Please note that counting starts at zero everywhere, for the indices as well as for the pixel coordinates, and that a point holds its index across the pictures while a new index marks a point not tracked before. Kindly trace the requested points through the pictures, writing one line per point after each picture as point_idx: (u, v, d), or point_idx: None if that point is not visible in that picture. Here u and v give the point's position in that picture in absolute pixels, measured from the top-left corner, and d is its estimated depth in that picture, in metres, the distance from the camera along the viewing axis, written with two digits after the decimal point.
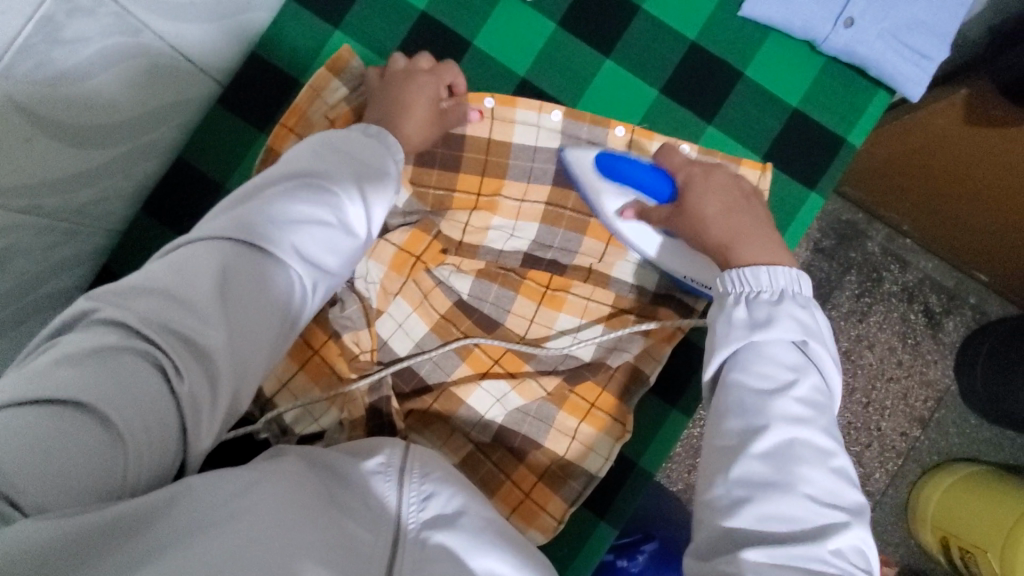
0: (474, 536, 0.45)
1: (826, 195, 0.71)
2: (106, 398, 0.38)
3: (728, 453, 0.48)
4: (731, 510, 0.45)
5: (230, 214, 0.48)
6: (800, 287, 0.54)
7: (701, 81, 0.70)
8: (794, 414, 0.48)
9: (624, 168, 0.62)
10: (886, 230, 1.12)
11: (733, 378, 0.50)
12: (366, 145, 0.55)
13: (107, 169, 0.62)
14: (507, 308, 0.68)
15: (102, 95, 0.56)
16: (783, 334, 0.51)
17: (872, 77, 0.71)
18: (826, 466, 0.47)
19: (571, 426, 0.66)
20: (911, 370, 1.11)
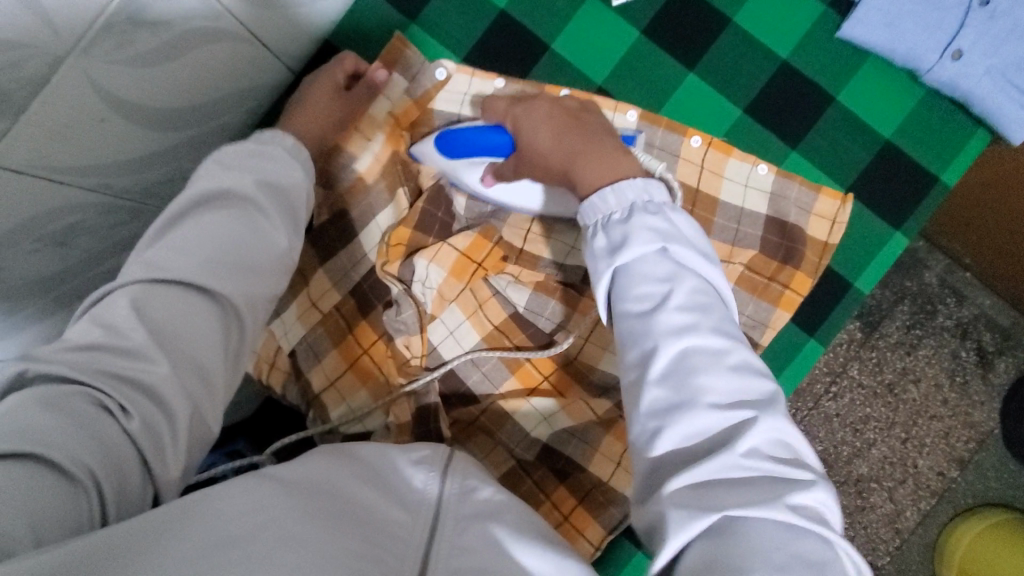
0: (516, 531, 0.42)
1: (912, 235, 0.66)
2: (54, 445, 0.36)
3: (632, 390, 0.43)
4: (649, 444, 0.41)
5: (144, 257, 0.46)
6: (651, 194, 0.48)
7: (788, 103, 0.66)
8: (676, 325, 0.42)
9: (461, 138, 0.59)
10: (945, 261, 1.06)
11: (616, 311, 0.45)
12: (276, 160, 0.52)
13: (176, 151, 0.62)
14: (563, 325, 0.66)
15: (176, 79, 0.55)
16: (642, 247, 0.45)
17: (973, 114, 0.65)
18: (725, 366, 0.42)
19: (617, 452, 0.64)
20: (956, 410, 1.06)
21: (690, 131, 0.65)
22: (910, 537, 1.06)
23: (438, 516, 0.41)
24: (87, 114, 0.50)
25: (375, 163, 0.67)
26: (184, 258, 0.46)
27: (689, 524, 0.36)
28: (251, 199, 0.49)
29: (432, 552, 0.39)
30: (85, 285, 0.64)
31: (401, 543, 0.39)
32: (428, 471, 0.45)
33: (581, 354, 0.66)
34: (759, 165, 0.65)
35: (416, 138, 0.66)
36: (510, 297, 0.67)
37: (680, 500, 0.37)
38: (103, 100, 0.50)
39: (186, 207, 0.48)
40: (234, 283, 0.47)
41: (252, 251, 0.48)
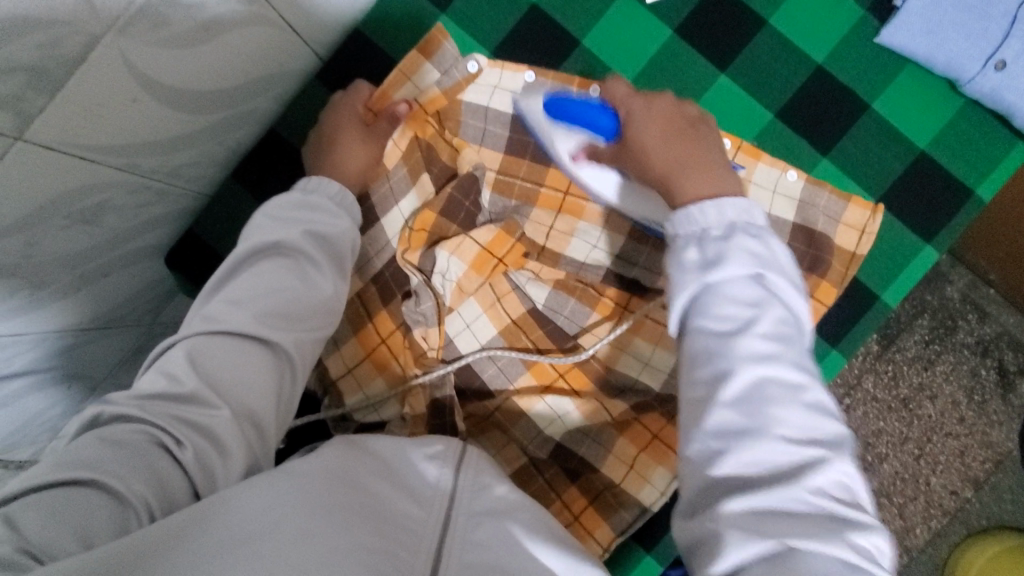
0: (531, 533, 0.43)
1: (943, 249, 0.65)
2: (114, 474, 0.41)
3: (698, 406, 0.45)
4: (709, 461, 0.43)
5: (203, 312, 0.51)
6: (752, 217, 0.49)
7: (821, 108, 0.65)
8: (757, 352, 0.44)
9: (570, 108, 0.56)
10: (969, 276, 1.03)
11: (693, 326, 0.47)
12: (322, 209, 0.56)
13: (204, 134, 0.63)
14: (581, 324, 0.66)
15: (208, 63, 0.55)
16: (737, 270, 0.46)
17: (1013, 127, 0.64)
18: (799, 402, 0.44)
19: (630, 454, 0.64)
20: (973, 429, 1.04)
21: (720, 135, 0.64)
22: (916, 554, 1.05)
23: (452, 511, 0.43)
24: (121, 96, 0.50)
25: (395, 150, 0.66)
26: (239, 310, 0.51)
27: (747, 545, 0.39)
28: (302, 250, 0.54)
29: (445, 546, 0.40)
30: (110, 263, 0.64)
31: (414, 535, 0.40)
32: (441, 466, 0.47)
33: (598, 353, 0.66)
34: (788, 172, 0.64)
35: (441, 132, 0.67)
36: (530, 293, 0.68)
37: (738, 521, 0.40)
38: (137, 82, 0.51)
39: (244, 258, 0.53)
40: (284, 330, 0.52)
41: (301, 297, 0.53)
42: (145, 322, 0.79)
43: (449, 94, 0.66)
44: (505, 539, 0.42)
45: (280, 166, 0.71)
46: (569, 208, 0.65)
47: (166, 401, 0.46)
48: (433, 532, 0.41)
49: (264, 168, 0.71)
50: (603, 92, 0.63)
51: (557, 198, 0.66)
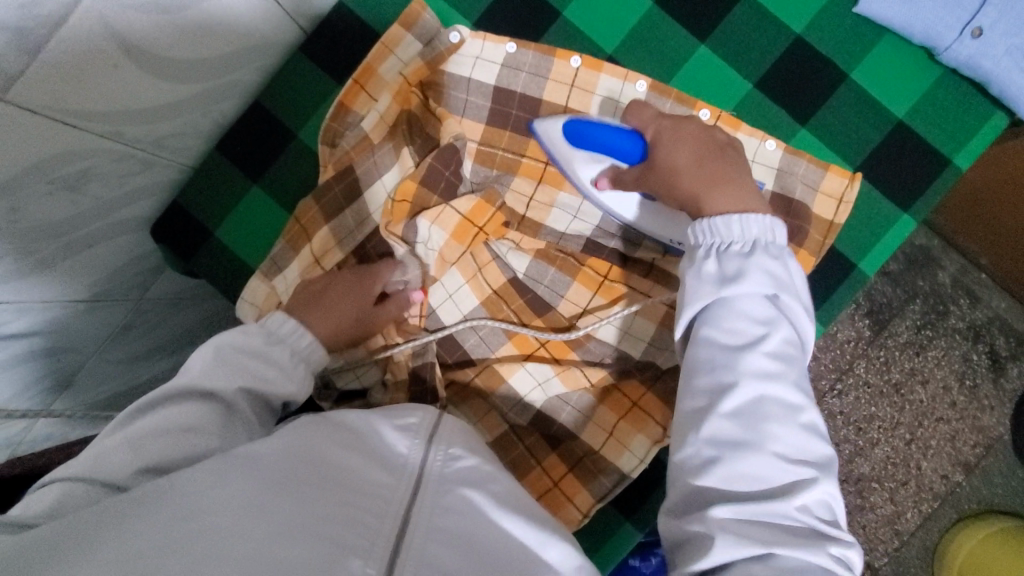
0: (498, 501, 0.44)
1: (920, 218, 0.65)
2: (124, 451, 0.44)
3: (697, 414, 0.46)
4: (702, 469, 0.45)
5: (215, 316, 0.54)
6: (774, 236, 0.50)
7: (800, 79, 0.65)
8: (761, 369, 0.46)
9: (591, 133, 0.58)
10: (960, 261, 1.04)
11: (703, 335, 0.48)
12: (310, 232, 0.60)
13: (188, 104, 0.63)
14: (563, 293, 0.67)
15: (191, 30, 0.56)
16: (754, 287, 0.47)
17: (991, 95, 0.64)
18: (796, 422, 0.46)
19: (609, 422, 0.65)
20: (964, 414, 1.04)
21: (700, 104, 0.64)
22: (908, 538, 1.04)
23: (422, 479, 0.43)
24: (103, 60, 0.51)
25: (381, 121, 0.67)
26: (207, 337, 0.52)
27: (730, 548, 0.41)
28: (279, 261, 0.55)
29: (409, 523, 0.39)
30: (95, 234, 0.65)
31: (382, 502, 0.40)
32: (413, 438, 0.47)
33: (579, 322, 0.66)
34: (767, 141, 0.64)
35: (425, 103, 0.68)
36: (511, 264, 0.68)
37: (725, 527, 0.42)
38: (118, 46, 0.51)
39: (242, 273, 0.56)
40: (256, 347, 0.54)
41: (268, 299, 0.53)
42: (132, 297, 0.79)
43: (431, 65, 0.66)
44: (470, 512, 0.42)
45: (263, 138, 0.71)
46: (549, 178, 0.66)
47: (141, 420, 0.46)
48: (396, 515, 0.39)
49: (248, 140, 0.71)
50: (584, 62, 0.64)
51: (538, 168, 0.66)
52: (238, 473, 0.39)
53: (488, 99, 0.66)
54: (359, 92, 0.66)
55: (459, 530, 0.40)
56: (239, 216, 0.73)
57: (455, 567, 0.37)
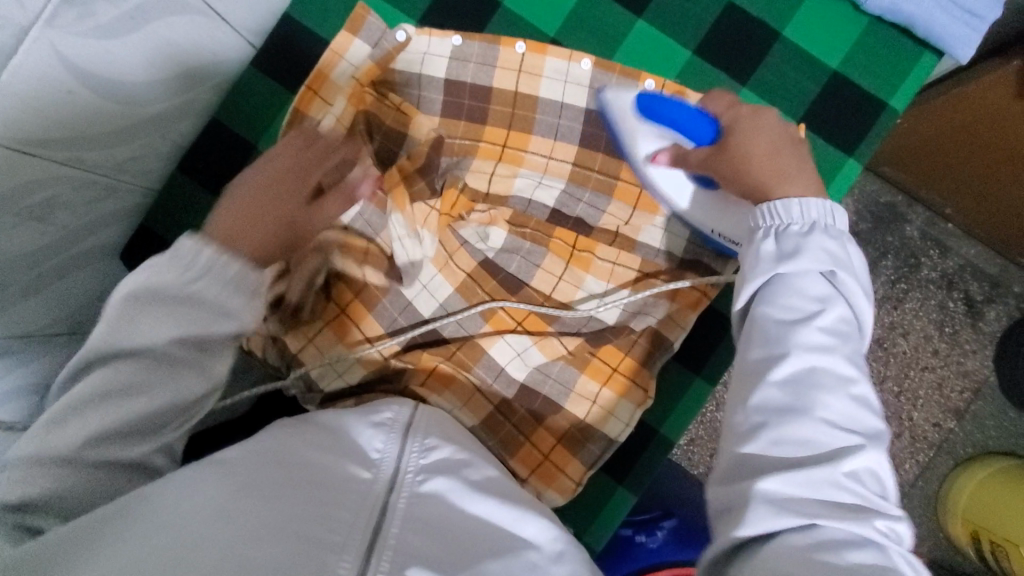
0: (473, 485, 0.46)
1: (865, 161, 0.68)
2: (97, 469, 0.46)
3: (747, 381, 0.46)
4: (749, 435, 0.44)
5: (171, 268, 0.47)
6: (835, 220, 0.49)
7: (738, 43, 0.68)
8: (816, 342, 0.45)
9: (662, 108, 0.59)
10: (925, 214, 1.07)
11: (758, 310, 0.47)
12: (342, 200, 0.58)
13: (145, 127, 0.64)
14: (537, 263, 0.68)
15: (139, 52, 0.58)
16: (813, 263, 0.47)
17: (919, 38, 0.67)
18: (848, 394, 0.45)
19: (592, 391, 0.67)
20: (948, 360, 1.07)
21: (644, 75, 0.66)
22: (909, 489, 1.06)
23: (395, 481, 0.43)
24: (57, 87, 0.51)
25: (337, 124, 0.67)
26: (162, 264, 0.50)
27: (773, 518, 0.40)
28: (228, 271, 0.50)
29: (387, 517, 0.40)
30: (66, 264, 0.64)
31: (360, 496, 0.41)
32: (387, 434, 0.47)
33: (556, 291, 0.68)
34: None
35: (379, 99, 0.68)
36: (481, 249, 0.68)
37: (770, 497, 0.41)
38: (70, 73, 0.52)
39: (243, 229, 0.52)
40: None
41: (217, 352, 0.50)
42: None
43: (381, 64, 0.68)
44: (444, 506, 0.43)
45: (223, 152, 0.72)
46: (507, 159, 0.68)
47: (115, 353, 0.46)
48: (376, 500, 0.41)
49: (211, 159, 0.72)
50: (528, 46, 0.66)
51: (495, 150, 0.68)
52: (209, 485, 0.39)
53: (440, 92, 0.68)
54: (313, 98, 0.67)
55: (442, 516, 0.42)
56: None
57: (436, 558, 0.38)
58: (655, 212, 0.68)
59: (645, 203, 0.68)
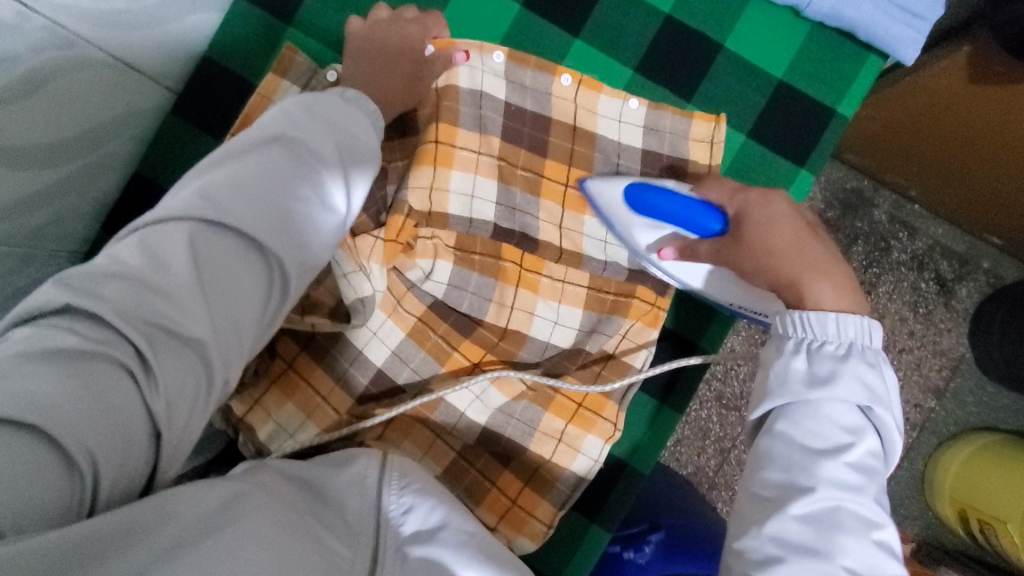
0: (456, 550, 0.45)
1: (817, 169, 0.67)
2: (60, 416, 0.35)
3: (765, 508, 0.46)
4: (763, 565, 0.44)
5: (191, 188, 0.44)
6: (871, 341, 0.49)
7: (678, 56, 0.66)
8: (843, 480, 0.46)
9: (654, 200, 0.60)
10: (892, 197, 1.02)
11: (781, 430, 0.48)
12: (347, 113, 0.50)
13: (61, 189, 0.58)
14: (488, 296, 0.65)
15: (47, 116, 0.52)
16: (849, 395, 0.47)
17: (862, 41, 0.66)
18: (869, 536, 0.45)
19: (557, 428, 0.64)
20: (924, 341, 1.01)
21: (560, 70, 0.64)
22: (895, 472, 1.01)
23: (379, 541, 0.43)
24: None
25: None
26: (237, 201, 0.44)
27: None
28: (294, 148, 0.47)
29: None
30: None
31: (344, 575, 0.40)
32: (363, 494, 0.47)
33: (510, 324, 0.66)
34: (629, 101, 0.65)
35: None
36: (428, 285, 0.64)
37: None
38: None
39: (250, 146, 0.46)
40: (287, 243, 0.45)
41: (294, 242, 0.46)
42: None
43: None
44: (429, 568, 0.42)
45: (151, 206, 0.68)
46: (444, 160, 0.62)
47: (123, 279, 0.40)
48: (364, 560, 0.42)
49: (138, 215, 0.68)
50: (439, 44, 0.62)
51: (431, 151, 0.62)
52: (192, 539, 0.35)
53: None
54: None
55: None
56: None
57: None
58: (584, 212, 0.67)
59: (573, 203, 0.67)
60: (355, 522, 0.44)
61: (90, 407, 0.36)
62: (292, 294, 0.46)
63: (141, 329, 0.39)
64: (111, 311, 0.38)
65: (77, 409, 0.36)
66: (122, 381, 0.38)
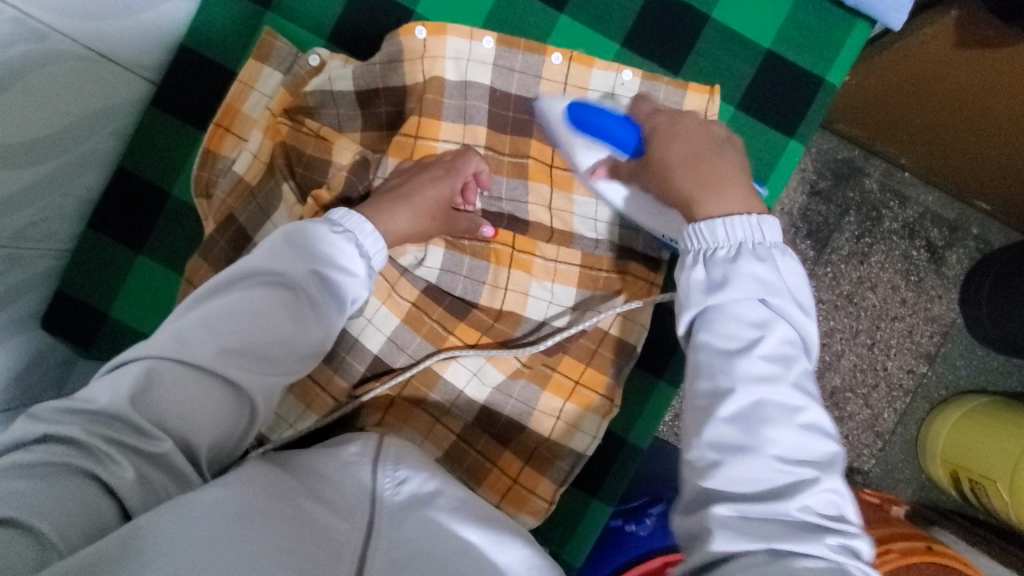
0: (450, 513, 0.44)
1: (808, 140, 0.66)
2: (38, 509, 0.34)
3: (698, 415, 0.44)
4: (707, 472, 0.42)
5: (172, 326, 0.44)
6: (762, 235, 0.47)
7: (665, 30, 0.66)
8: (760, 372, 0.43)
9: (592, 120, 0.55)
10: (883, 165, 1.02)
11: (700, 340, 0.45)
12: (321, 236, 0.50)
13: (44, 186, 0.57)
14: (482, 279, 0.66)
15: (24, 110, 0.50)
16: (745, 291, 0.44)
17: (849, 7, 0.65)
18: (795, 423, 0.42)
19: (556, 407, 0.64)
20: (916, 308, 1.02)
21: (550, 49, 0.64)
22: (889, 438, 1.03)
23: (374, 508, 0.42)
24: None
25: (255, 161, 0.64)
26: (209, 341, 0.44)
27: (730, 545, 0.39)
28: (274, 291, 0.47)
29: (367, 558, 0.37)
30: None
31: (337, 542, 0.38)
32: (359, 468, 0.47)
33: (505, 305, 0.66)
34: (623, 72, 0.64)
35: (296, 128, 0.64)
36: (422, 272, 0.65)
37: (727, 523, 0.39)
38: None
39: (231, 276, 0.47)
40: (257, 372, 0.45)
41: (268, 349, 0.46)
42: None
43: (294, 90, 0.64)
44: (425, 529, 0.41)
45: (137, 201, 0.67)
46: (421, 152, 0.63)
47: (91, 414, 0.40)
48: (360, 527, 0.40)
49: (124, 211, 0.67)
50: (429, 28, 0.62)
51: (408, 144, 0.63)
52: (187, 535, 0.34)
53: (355, 106, 0.65)
54: (224, 135, 0.65)
55: (418, 547, 0.39)
56: (130, 289, 0.68)
57: None
58: (571, 191, 0.66)
59: (560, 182, 0.66)
60: (350, 493, 0.43)
61: (64, 501, 0.35)
62: (257, 418, 0.46)
63: (113, 446, 0.39)
64: (86, 434, 0.39)
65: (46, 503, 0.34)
66: (87, 484, 0.37)
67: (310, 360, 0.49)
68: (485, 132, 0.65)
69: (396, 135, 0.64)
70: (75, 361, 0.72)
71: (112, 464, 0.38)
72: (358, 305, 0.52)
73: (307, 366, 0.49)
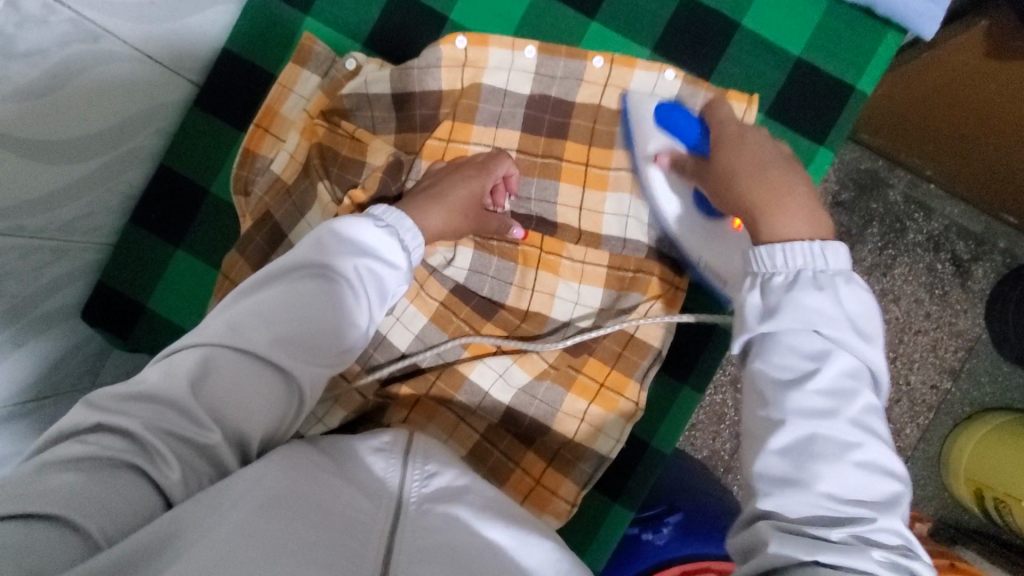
0: (478, 510, 0.43)
1: (836, 148, 0.66)
2: (82, 504, 0.34)
3: (752, 453, 0.43)
4: (767, 485, 0.41)
5: (224, 317, 0.46)
6: (824, 261, 0.45)
7: (694, 37, 0.66)
8: (814, 406, 0.42)
9: (665, 116, 0.62)
10: (908, 177, 1.01)
11: (757, 368, 0.44)
12: (371, 235, 0.52)
13: (89, 183, 0.59)
14: (509, 280, 0.67)
15: (76, 109, 0.52)
16: (795, 320, 0.43)
17: (880, 16, 0.65)
18: (851, 460, 0.41)
19: (580, 408, 0.65)
20: (940, 322, 1.01)
21: (592, 53, 0.65)
22: (911, 454, 1.01)
23: (402, 501, 0.41)
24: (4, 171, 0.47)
25: (292, 160, 0.65)
26: (264, 330, 0.45)
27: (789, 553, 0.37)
28: (322, 284, 0.49)
29: (395, 544, 0.37)
30: (37, 324, 0.60)
31: (363, 528, 0.38)
32: (389, 458, 0.46)
33: (532, 305, 0.67)
34: (664, 73, 0.65)
35: (332, 129, 0.66)
36: (451, 272, 0.66)
37: (776, 539, 0.38)
38: (14, 149, 0.47)
39: (280, 270, 0.49)
40: (304, 360, 0.46)
41: (314, 339, 0.47)
42: None
43: (331, 93, 0.66)
44: (452, 523, 0.40)
45: (177, 199, 0.70)
46: (452, 155, 0.65)
47: (147, 399, 0.41)
48: (386, 519, 0.39)
49: (165, 209, 0.70)
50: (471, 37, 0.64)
51: (440, 147, 0.65)
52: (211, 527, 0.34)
53: (389, 109, 0.66)
54: (263, 135, 0.67)
55: (442, 540, 0.38)
56: (167, 284, 0.70)
57: None
58: (605, 188, 0.66)
59: (593, 181, 0.66)
60: (372, 483, 0.43)
61: (109, 495, 0.36)
62: (303, 406, 0.47)
63: (161, 438, 0.39)
64: (137, 426, 0.39)
65: (92, 502, 0.35)
66: (135, 481, 0.38)
67: (351, 353, 0.50)
68: (519, 136, 0.66)
69: (427, 138, 0.65)
70: (109, 352, 0.75)
71: (160, 463, 0.39)
72: (396, 299, 0.53)
73: (349, 358, 0.50)
